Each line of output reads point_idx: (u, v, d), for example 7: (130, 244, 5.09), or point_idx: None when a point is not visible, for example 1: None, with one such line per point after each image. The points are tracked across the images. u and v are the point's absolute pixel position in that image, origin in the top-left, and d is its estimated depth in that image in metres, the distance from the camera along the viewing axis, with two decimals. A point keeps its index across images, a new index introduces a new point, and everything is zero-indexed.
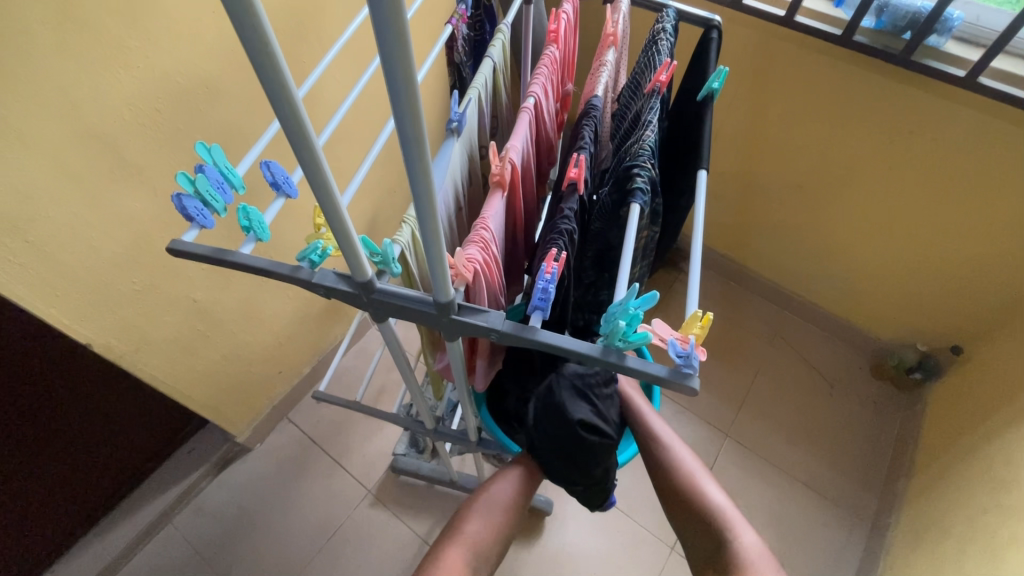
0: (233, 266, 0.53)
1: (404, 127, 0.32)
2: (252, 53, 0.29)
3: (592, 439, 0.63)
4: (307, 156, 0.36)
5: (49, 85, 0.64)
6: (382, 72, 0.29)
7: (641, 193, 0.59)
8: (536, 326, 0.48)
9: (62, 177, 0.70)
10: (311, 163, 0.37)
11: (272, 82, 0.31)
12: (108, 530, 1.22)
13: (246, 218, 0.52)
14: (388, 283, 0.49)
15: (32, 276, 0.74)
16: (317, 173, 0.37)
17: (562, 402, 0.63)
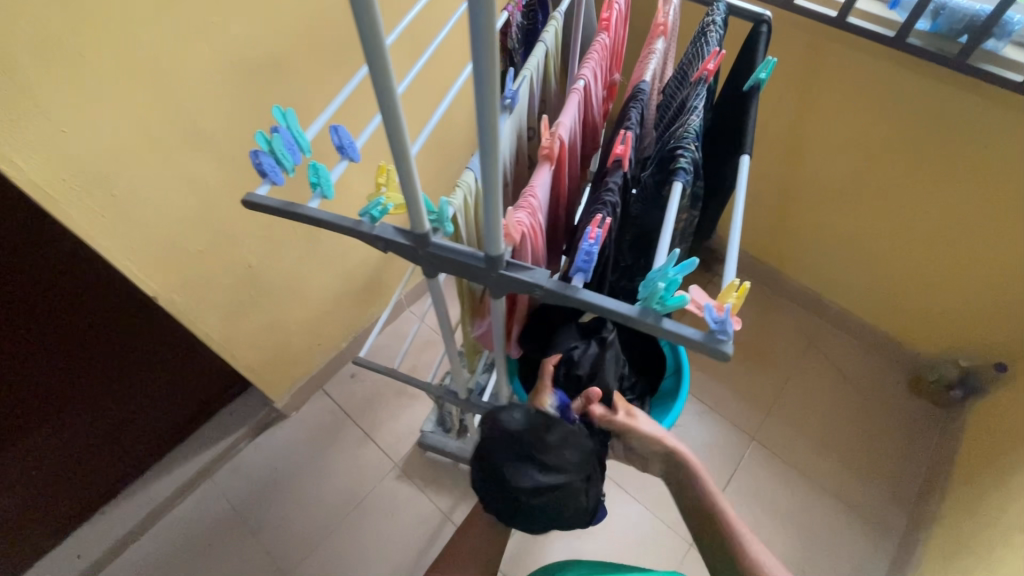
0: (300, 219, 0.57)
1: (481, 83, 0.35)
2: (358, 12, 0.33)
3: (551, 495, 0.64)
4: (389, 109, 0.40)
5: (140, 53, 0.70)
6: (469, 34, 0.32)
7: (684, 172, 0.61)
8: (579, 287, 0.50)
9: (145, 139, 0.77)
10: (393, 118, 0.41)
11: (369, 35, 0.35)
12: (152, 480, 1.29)
13: (316, 175, 0.57)
14: (442, 240, 0.53)
15: (113, 227, 0.81)
16: (394, 125, 0.41)
17: (507, 472, 0.64)
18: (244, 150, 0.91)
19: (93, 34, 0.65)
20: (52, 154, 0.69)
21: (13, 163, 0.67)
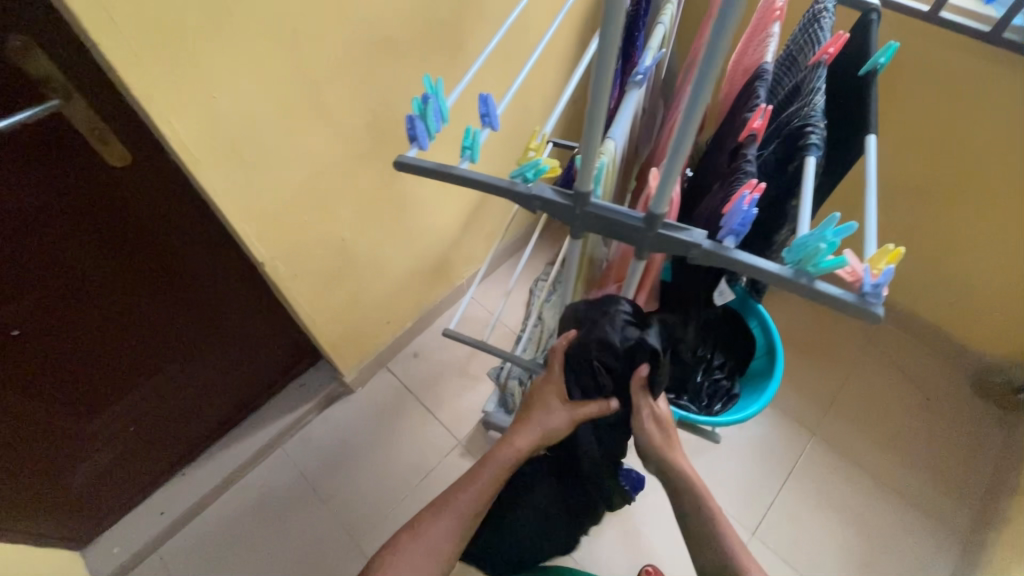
0: (452, 180, 0.61)
1: (714, 37, 0.39)
2: None
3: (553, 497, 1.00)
4: (605, 64, 0.43)
5: (286, 26, 0.74)
6: None
7: (816, 148, 0.63)
8: (732, 248, 0.53)
9: (277, 109, 0.82)
10: (603, 74, 0.44)
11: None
12: (229, 445, 1.36)
13: (469, 138, 0.60)
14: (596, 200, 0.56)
15: (240, 191, 0.86)
16: (603, 79, 0.44)
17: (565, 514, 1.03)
18: (354, 125, 0.95)
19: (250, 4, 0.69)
20: (203, 118, 0.74)
21: (170, 124, 0.72)
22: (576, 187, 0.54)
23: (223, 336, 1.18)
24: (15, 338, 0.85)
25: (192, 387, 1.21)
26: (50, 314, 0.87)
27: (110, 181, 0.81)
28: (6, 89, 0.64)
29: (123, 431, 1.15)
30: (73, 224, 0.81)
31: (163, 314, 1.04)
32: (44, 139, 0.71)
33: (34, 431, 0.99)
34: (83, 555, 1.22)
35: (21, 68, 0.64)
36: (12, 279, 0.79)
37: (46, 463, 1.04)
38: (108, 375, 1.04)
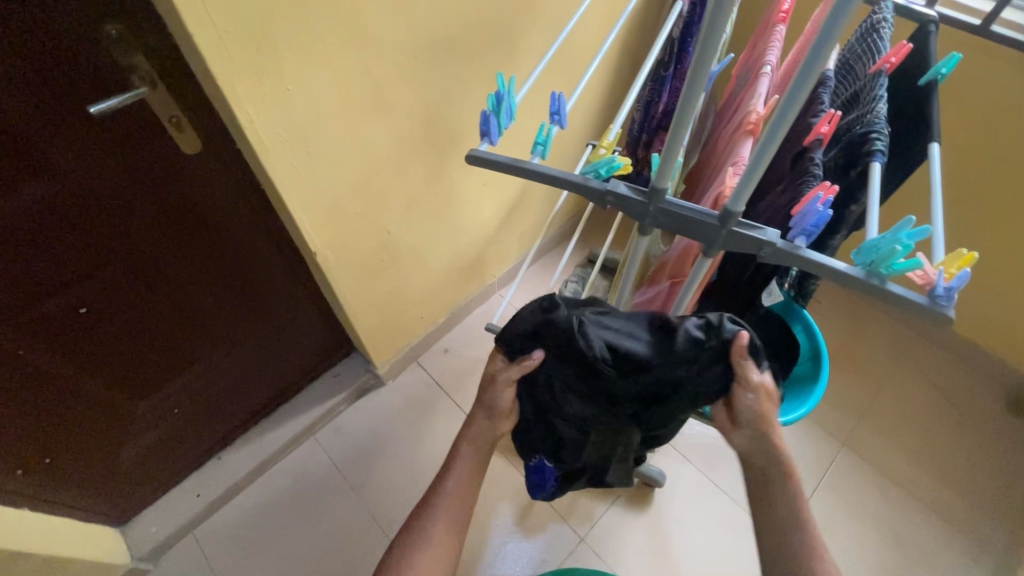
0: (522, 174, 0.63)
1: (816, 43, 0.42)
2: None
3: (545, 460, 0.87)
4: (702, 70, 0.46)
5: (359, 23, 0.77)
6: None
7: (880, 154, 0.64)
8: (803, 247, 0.55)
9: (343, 102, 0.84)
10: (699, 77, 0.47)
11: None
12: (264, 432, 1.39)
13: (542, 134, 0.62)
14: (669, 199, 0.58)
15: (300, 181, 0.88)
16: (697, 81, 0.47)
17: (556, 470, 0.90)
18: (410, 121, 0.97)
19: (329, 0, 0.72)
20: (276, 108, 0.77)
21: (246, 112, 0.74)
22: (651, 185, 0.56)
23: (265, 322, 1.20)
24: (83, 314, 0.89)
25: (233, 371, 1.23)
26: (114, 292, 0.90)
27: (180, 167, 0.84)
28: (97, 74, 0.68)
29: (169, 412, 1.17)
30: (143, 206, 0.84)
31: (214, 299, 1.07)
32: (126, 123, 0.74)
33: (88, 407, 1.01)
34: (122, 533, 1.24)
35: (114, 54, 0.67)
36: (82, 255, 0.83)
37: (97, 440, 1.07)
38: (157, 356, 1.06)
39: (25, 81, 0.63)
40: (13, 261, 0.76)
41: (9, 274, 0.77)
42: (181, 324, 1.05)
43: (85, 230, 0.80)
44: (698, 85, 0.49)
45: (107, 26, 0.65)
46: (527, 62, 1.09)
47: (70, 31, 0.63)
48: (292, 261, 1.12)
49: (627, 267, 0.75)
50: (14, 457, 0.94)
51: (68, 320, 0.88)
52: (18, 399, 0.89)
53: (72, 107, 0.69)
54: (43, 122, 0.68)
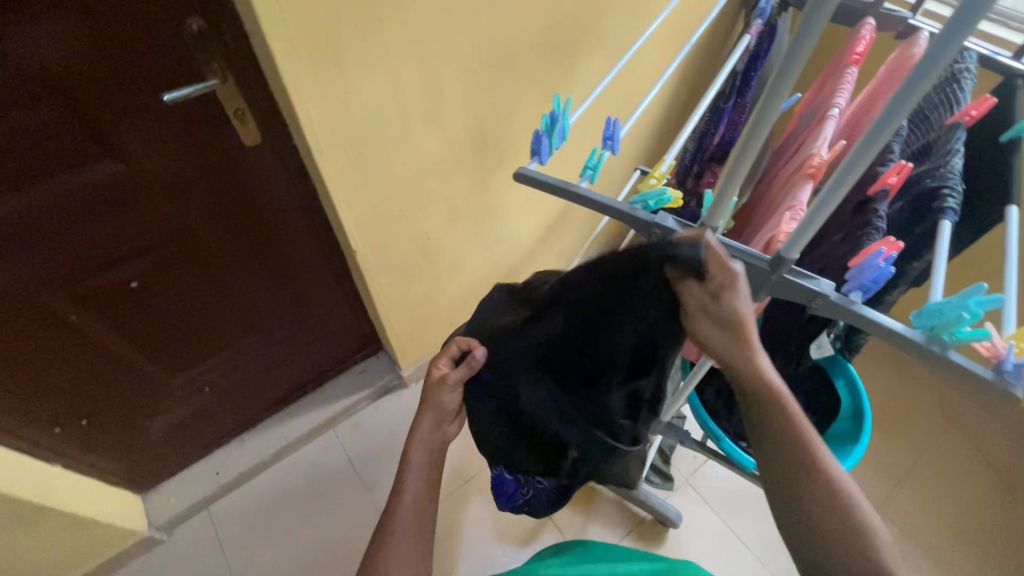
0: (567, 196, 0.62)
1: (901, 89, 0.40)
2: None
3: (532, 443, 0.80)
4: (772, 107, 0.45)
5: (423, 36, 0.79)
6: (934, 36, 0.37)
7: (953, 213, 0.60)
8: (858, 303, 0.52)
9: (398, 108, 0.86)
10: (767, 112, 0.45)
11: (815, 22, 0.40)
12: (288, 420, 1.41)
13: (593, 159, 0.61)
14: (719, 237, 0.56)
15: (349, 182, 0.90)
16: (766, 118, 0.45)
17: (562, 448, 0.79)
18: (461, 131, 0.98)
19: (395, 9, 0.74)
20: (335, 110, 0.79)
21: (307, 112, 0.77)
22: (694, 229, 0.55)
23: (300, 312, 1.23)
24: (134, 288, 0.93)
25: (263, 357, 1.26)
26: (162, 270, 0.94)
27: (238, 157, 0.87)
28: (175, 65, 0.72)
29: (199, 390, 1.20)
30: (200, 191, 0.88)
31: (254, 285, 1.10)
32: (194, 111, 0.78)
33: (128, 376, 1.06)
34: (144, 500, 1.29)
35: (191, 47, 0.71)
36: (140, 232, 0.87)
37: (132, 408, 1.12)
38: (193, 335, 1.09)
39: (110, 67, 0.68)
40: (79, 231, 0.81)
41: (74, 242, 0.82)
42: (221, 305, 1.08)
43: (145, 209, 0.85)
44: (762, 124, 0.47)
45: (189, 21, 0.68)
46: (584, 82, 1.09)
47: (153, 22, 0.67)
48: (332, 256, 1.14)
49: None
50: (54, 416, 0.99)
51: (120, 292, 0.92)
52: (66, 360, 0.94)
53: (148, 93, 0.73)
54: (120, 105, 0.72)
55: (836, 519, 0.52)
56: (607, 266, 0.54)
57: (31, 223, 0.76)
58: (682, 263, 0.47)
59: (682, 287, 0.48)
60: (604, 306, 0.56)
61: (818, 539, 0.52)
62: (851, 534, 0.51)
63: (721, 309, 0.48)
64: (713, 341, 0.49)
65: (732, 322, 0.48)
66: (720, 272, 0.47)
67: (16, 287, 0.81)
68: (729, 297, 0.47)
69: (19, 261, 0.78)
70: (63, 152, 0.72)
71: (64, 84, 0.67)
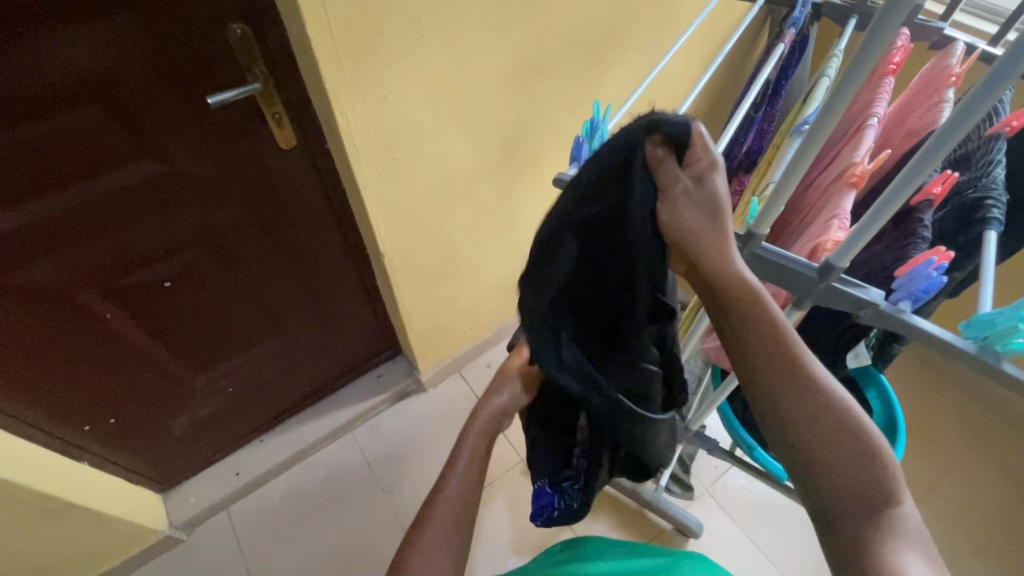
0: None
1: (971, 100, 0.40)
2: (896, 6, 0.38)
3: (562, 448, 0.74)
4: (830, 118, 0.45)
5: (458, 44, 0.80)
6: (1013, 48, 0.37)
7: (997, 223, 0.60)
8: (907, 312, 0.51)
9: (431, 113, 0.86)
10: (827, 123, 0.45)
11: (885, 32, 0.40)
12: (307, 422, 1.42)
13: None
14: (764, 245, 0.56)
15: (381, 185, 0.91)
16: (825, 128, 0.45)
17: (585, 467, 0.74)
18: (490, 137, 0.99)
19: (434, 15, 0.74)
20: (371, 115, 0.80)
21: (345, 116, 0.78)
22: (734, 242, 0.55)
23: (323, 314, 1.23)
24: (166, 287, 0.94)
25: (286, 358, 1.27)
26: (193, 271, 0.95)
27: (273, 160, 0.88)
28: (220, 71, 0.73)
29: (223, 391, 1.21)
30: (234, 192, 0.89)
31: (280, 287, 1.10)
32: (234, 115, 0.79)
33: (154, 376, 1.06)
34: (164, 499, 1.29)
35: (234, 51, 0.72)
36: (174, 232, 0.88)
37: (156, 407, 1.12)
38: (220, 337, 1.10)
39: (158, 71, 0.69)
40: (115, 230, 0.82)
41: (110, 241, 0.82)
42: (247, 307, 1.09)
43: (179, 210, 0.85)
44: (818, 134, 0.47)
45: (233, 25, 0.70)
46: (612, 90, 1.09)
47: (199, 25, 0.68)
48: (357, 259, 1.15)
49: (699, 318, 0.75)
50: (84, 413, 1.01)
51: (152, 291, 0.93)
52: (95, 357, 0.95)
53: (193, 97, 0.74)
54: (165, 107, 0.73)
55: (846, 451, 0.49)
56: (603, 169, 0.47)
57: (70, 221, 0.77)
58: (665, 136, 0.46)
59: (663, 168, 0.47)
60: (610, 216, 0.48)
61: (831, 488, 0.49)
62: (862, 455, 0.49)
63: (705, 190, 0.49)
64: (697, 229, 0.49)
65: (713, 203, 0.49)
66: (700, 150, 0.48)
67: (53, 285, 0.82)
68: (709, 176, 0.48)
69: (58, 258, 0.80)
70: (105, 151, 0.73)
71: (109, 85, 0.68)
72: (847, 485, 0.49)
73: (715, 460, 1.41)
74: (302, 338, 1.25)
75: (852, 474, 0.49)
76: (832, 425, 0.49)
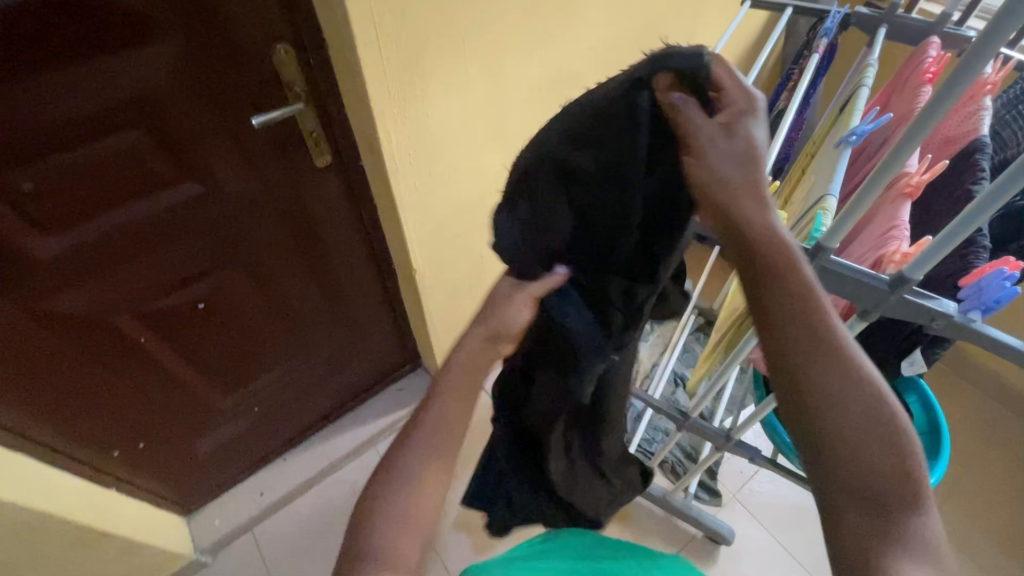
0: None
1: None
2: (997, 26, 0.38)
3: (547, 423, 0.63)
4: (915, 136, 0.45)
5: (496, 58, 0.80)
6: None
7: None
8: (979, 322, 0.52)
9: (468, 127, 0.86)
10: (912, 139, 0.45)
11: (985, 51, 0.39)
12: (330, 438, 1.39)
13: None
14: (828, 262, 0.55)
15: (416, 200, 0.90)
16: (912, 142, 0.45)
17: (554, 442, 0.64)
18: (521, 149, 0.98)
19: (476, 31, 0.74)
20: (412, 132, 0.79)
21: (387, 134, 0.77)
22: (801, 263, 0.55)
23: (348, 331, 1.21)
24: (199, 309, 0.93)
25: (312, 376, 1.25)
26: (225, 290, 0.94)
27: (309, 178, 0.87)
28: (263, 92, 0.73)
29: (248, 410, 1.19)
30: (268, 212, 0.88)
31: (308, 303, 1.08)
32: (273, 134, 0.78)
33: (184, 398, 1.05)
34: (187, 521, 1.26)
35: (277, 71, 0.71)
36: (209, 254, 0.87)
37: (183, 430, 1.10)
38: (249, 355, 1.08)
39: (203, 92, 0.69)
40: (153, 254, 0.81)
41: (147, 265, 0.82)
42: (276, 324, 1.07)
43: (214, 230, 0.84)
44: (897, 159, 0.47)
45: (278, 46, 0.69)
46: None
47: (246, 48, 0.68)
48: (384, 274, 1.13)
49: (744, 337, 0.73)
50: (112, 437, 0.99)
51: (186, 313, 0.92)
52: (128, 381, 0.94)
53: (236, 117, 0.73)
54: (205, 128, 0.72)
55: (871, 439, 0.39)
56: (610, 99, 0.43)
57: (110, 246, 0.76)
58: (676, 70, 0.42)
59: (682, 110, 0.43)
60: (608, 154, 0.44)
61: (857, 480, 0.39)
62: (891, 449, 0.39)
63: (733, 138, 0.43)
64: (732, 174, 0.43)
65: (748, 151, 0.43)
66: (735, 93, 0.43)
67: (90, 309, 0.81)
68: (745, 121, 0.43)
69: (96, 282, 0.79)
70: (147, 176, 0.72)
71: (155, 108, 0.67)
72: (863, 481, 0.38)
73: (741, 465, 1.41)
74: (326, 354, 1.23)
75: (876, 459, 0.39)
76: (860, 398, 0.39)
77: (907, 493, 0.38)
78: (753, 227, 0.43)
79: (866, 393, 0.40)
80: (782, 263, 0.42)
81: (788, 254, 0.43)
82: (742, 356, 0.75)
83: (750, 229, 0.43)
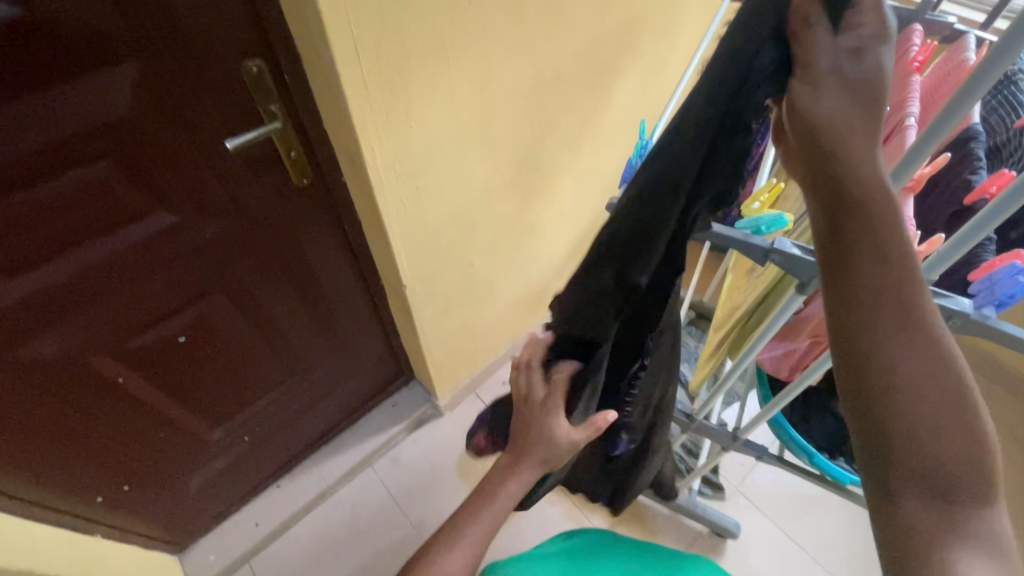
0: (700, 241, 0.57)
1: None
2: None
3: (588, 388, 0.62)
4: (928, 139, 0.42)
5: (479, 65, 0.77)
6: None
7: None
8: (994, 318, 0.51)
9: (453, 136, 0.83)
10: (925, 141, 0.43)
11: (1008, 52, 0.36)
12: (324, 461, 1.34)
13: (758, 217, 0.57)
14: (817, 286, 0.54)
15: (406, 215, 0.87)
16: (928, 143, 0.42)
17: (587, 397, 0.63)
18: (508, 154, 0.95)
19: (458, 37, 0.71)
20: (398, 145, 0.76)
21: (371, 147, 0.73)
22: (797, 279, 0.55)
23: (339, 351, 1.17)
24: (182, 342, 0.88)
25: (303, 399, 1.20)
26: (208, 319, 0.89)
27: (290, 197, 0.83)
28: (237, 113, 0.69)
29: (238, 440, 1.14)
30: (251, 237, 0.84)
31: (296, 325, 1.04)
32: (249, 156, 0.74)
33: (170, 434, 1.00)
34: (181, 560, 1.21)
35: (251, 89, 0.67)
36: (189, 284, 0.82)
37: (172, 467, 1.05)
38: (235, 384, 1.04)
39: (171, 114, 0.64)
40: (130, 289, 0.76)
41: (125, 301, 0.77)
42: (261, 348, 1.02)
43: (193, 258, 0.80)
44: (908, 167, 0.46)
45: (248, 62, 0.65)
46: (620, 95, 1.07)
47: (215, 65, 0.63)
48: (373, 292, 1.10)
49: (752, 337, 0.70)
50: (94, 482, 0.94)
51: (168, 348, 0.87)
52: (110, 423, 0.89)
53: (208, 139, 0.69)
54: (175, 152, 0.68)
55: (941, 430, 0.37)
56: None
57: (85, 285, 0.72)
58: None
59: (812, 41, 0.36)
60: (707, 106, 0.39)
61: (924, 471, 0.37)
62: (954, 434, 0.37)
63: (863, 68, 0.36)
64: (841, 115, 0.36)
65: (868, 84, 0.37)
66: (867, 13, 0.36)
67: (63, 353, 0.76)
68: (875, 49, 0.36)
69: (69, 323, 0.74)
70: (118, 208, 0.68)
71: (120, 135, 0.63)
72: (926, 468, 0.37)
73: (741, 457, 1.41)
74: (314, 375, 1.18)
75: (941, 449, 0.37)
76: (934, 385, 0.38)
77: (968, 492, 0.37)
78: (844, 179, 0.37)
79: (950, 377, 0.38)
80: (882, 232, 0.38)
81: (897, 233, 0.38)
82: (751, 359, 0.72)
83: (840, 181, 0.38)
